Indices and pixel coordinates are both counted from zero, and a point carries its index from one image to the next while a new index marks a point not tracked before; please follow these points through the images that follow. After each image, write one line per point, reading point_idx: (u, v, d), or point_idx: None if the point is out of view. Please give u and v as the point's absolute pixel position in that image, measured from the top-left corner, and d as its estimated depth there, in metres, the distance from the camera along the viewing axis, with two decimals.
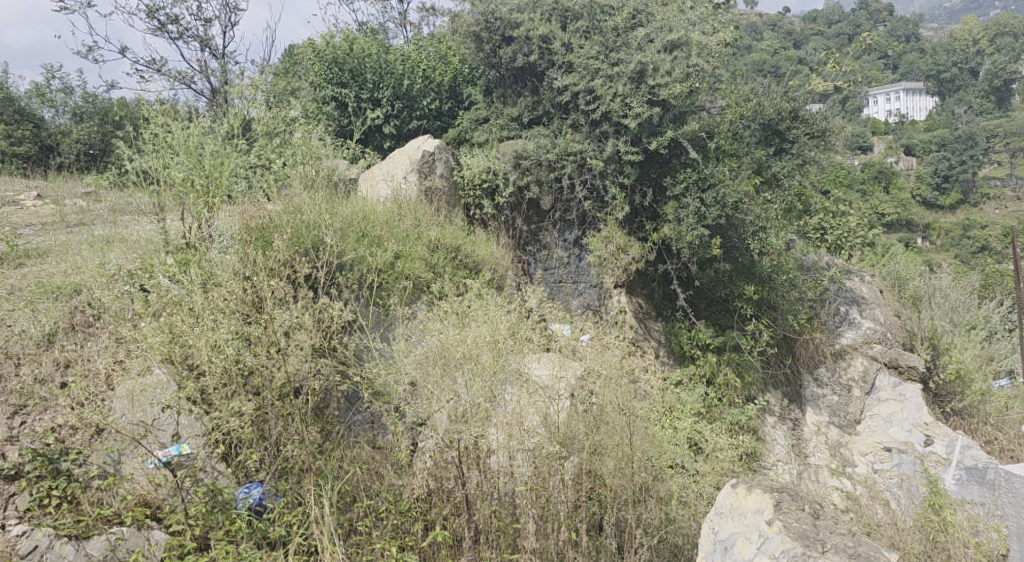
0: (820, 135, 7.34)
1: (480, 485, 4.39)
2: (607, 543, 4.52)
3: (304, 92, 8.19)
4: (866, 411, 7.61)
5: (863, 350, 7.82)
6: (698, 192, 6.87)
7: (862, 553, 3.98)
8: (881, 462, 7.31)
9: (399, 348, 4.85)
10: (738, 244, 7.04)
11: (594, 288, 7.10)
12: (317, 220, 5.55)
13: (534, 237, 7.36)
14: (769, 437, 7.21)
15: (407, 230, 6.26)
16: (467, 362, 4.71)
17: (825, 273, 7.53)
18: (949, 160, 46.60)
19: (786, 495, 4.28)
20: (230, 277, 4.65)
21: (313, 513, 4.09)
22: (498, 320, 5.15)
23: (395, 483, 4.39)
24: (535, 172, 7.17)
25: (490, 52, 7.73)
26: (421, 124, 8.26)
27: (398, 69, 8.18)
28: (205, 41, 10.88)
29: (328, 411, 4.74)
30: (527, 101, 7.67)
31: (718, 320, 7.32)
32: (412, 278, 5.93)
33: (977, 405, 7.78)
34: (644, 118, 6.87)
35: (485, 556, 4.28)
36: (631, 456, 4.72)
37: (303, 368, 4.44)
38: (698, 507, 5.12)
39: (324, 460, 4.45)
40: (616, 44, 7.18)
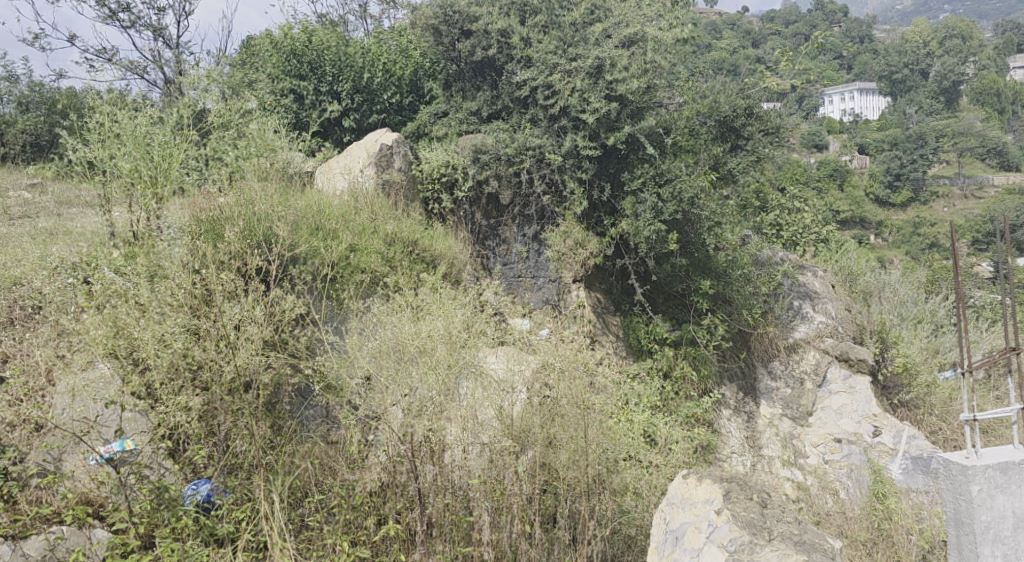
0: (774, 132, 7.47)
1: (435, 479, 4.36)
2: (560, 535, 4.55)
3: (262, 85, 8.07)
4: (819, 403, 7.75)
5: (816, 344, 7.91)
6: (655, 187, 6.89)
7: (807, 540, 4.07)
8: (831, 453, 7.48)
9: (352, 342, 4.79)
10: (694, 239, 7.08)
11: (553, 283, 7.10)
12: (269, 212, 5.47)
13: (492, 231, 7.36)
14: (724, 429, 7.28)
15: (364, 223, 6.22)
16: (421, 356, 4.64)
17: (779, 268, 7.72)
18: (902, 158, 47.43)
19: (734, 485, 4.35)
20: (179, 270, 4.58)
21: (263, 509, 4.04)
22: (452, 313, 5.10)
23: (348, 478, 4.36)
24: (494, 166, 7.16)
25: (449, 46, 7.69)
26: (381, 118, 8.20)
27: (358, 62, 8.10)
28: (158, 30, 10.66)
29: (280, 406, 4.71)
30: (486, 95, 7.65)
31: (674, 315, 7.35)
32: (368, 272, 5.89)
33: (923, 397, 8.03)
34: (602, 113, 6.90)
35: (438, 549, 4.25)
36: (584, 449, 4.73)
37: (254, 361, 4.36)
38: (651, 499, 5.18)
39: (275, 455, 4.38)
40: (574, 39, 7.19)
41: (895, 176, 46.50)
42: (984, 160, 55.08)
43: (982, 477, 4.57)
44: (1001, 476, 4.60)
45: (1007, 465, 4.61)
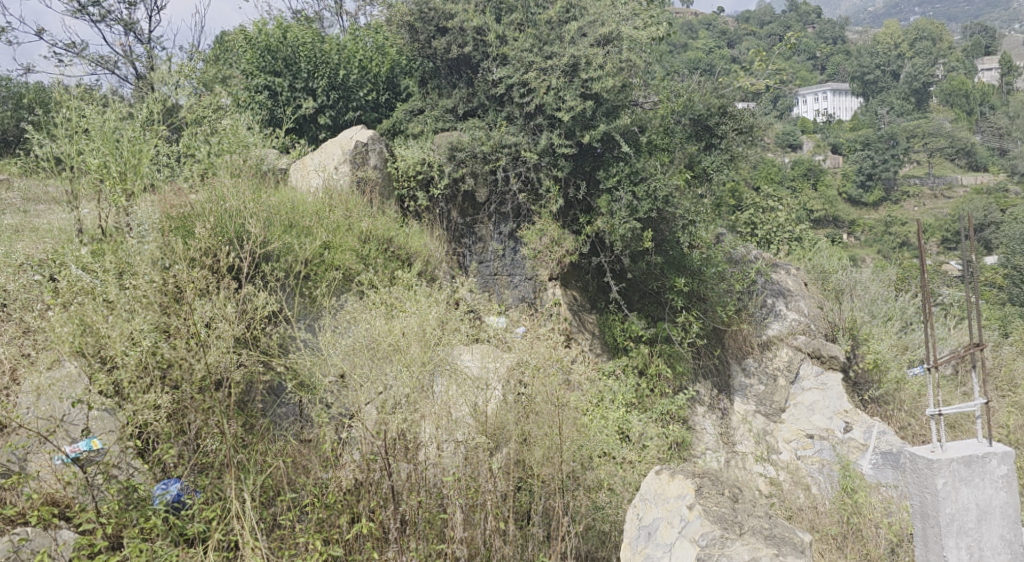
0: (747, 131, 7.52)
1: (409, 477, 4.36)
2: (534, 531, 4.57)
3: (235, 80, 7.98)
4: (791, 399, 7.82)
5: (788, 341, 8.03)
6: (630, 185, 6.92)
7: (777, 534, 4.14)
8: (803, 449, 7.51)
9: (325, 340, 4.74)
10: (669, 237, 7.11)
11: (529, 280, 7.13)
12: (240, 209, 5.43)
13: (468, 229, 7.35)
14: (698, 426, 7.29)
15: (338, 221, 6.19)
16: (395, 353, 4.59)
17: (752, 266, 7.80)
18: (874, 158, 47.94)
19: (706, 480, 4.38)
20: (148, 267, 4.52)
21: (234, 508, 4.02)
22: (426, 310, 5.07)
23: (321, 477, 4.33)
24: (471, 164, 7.15)
25: (425, 42, 7.65)
26: (357, 115, 8.15)
27: (333, 58, 8.06)
28: (129, 25, 10.54)
29: (252, 404, 4.70)
30: (461, 93, 7.62)
31: (649, 312, 7.38)
32: (342, 270, 5.86)
33: (892, 393, 8.05)
34: (578, 111, 6.91)
35: (411, 547, 4.23)
36: (559, 445, 4.72)
37: (225, 359, 4.34)
38: (625, 495, 5.22)
39: (246, 453, 4.36)
40: (548, 36, 7.22)
41: (868, 176, 47.16)
42: (953, 160, 55.99)
43: (946, 471, 4.35)
44: (967, 470, 4.36)
45: (972, 458, 4.37)
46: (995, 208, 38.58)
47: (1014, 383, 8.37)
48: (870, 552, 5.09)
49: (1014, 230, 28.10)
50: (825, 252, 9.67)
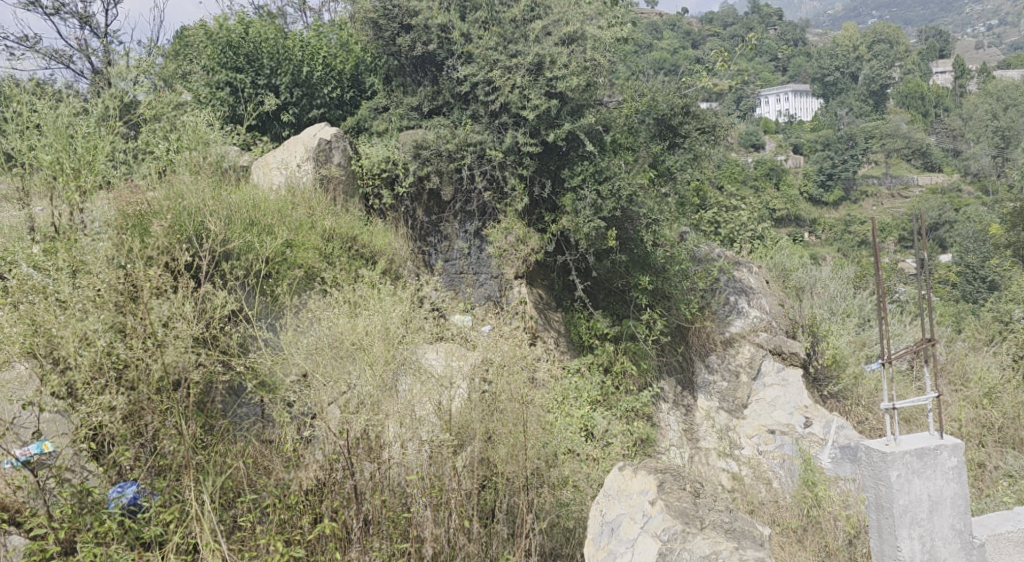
0: (709, 130, 7.65)
1: (372, 476, 4.32)
2: (499, 528, 4.58)
3: (196, 76, 7.87)
4: (752, 396, 7.92)
5: (750, 338, 8.18)
6: (594, 184, 6.95)
7: (737, 527, 4.21)
8: (765, 444, 7.53)
9: (287, 339, 4.76)
10: (634, 236, 7.16)
11: (495, 279, 7.13)
12: (198, 207, 5.40)
13: (434, 227, 7.33)
14: (662, 422, 7.27)
15: (301, 219, 6.14)
16: (359, 352, 4.62)
17: (716, 264, 7.89)
18: (833, 158, 48.78)
19: (668, 476, 4.46)
20: (103, 265, 4.44)
21: (193, 510, 3.97)
22: (389, 309, 5.06)
23: (283, 478, 4.27)
24: (436, 163, 7.14)
25: (389, 40, 7.61)
26: (321, 112, 8.10)
27: (297, 55, 7.99)
28: (85, 19, 10.34)
29: (212, 406, 4.63)
30: (426, 90, 7.58)
31: (614, 310, 7.42)
32: (304, 268, 5.85)
33: (851, 389, 8.26)
34: (542, 109, 6.94)
35: (375, 547, 4.21)
36: (523, 443, 4.76)
37: (183, 359, 4.29)
38: (590, 492, 5.24)
39: (205, 454, 4.31)
40: (514, 35, 7.28)
41: (828, 176, 48.45)
42: (910, 160, 57.21)
43: (899, 463, 4.39)
44: (919, 462, 4.39)
45: (924, 450, 4.41)
46: (949, 207, 39.53)
47: (966, 378, 8.58)
48: (829, 545, 5.20)
49: (966, 230, 28.83)
50: (787, 250, 9.87)
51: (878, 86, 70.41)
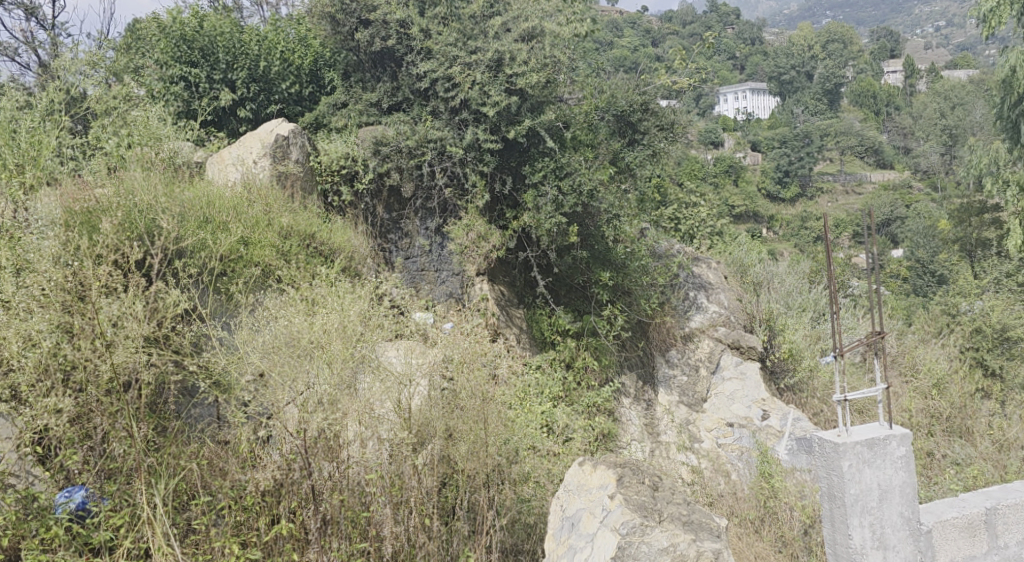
0: (668, 127, 7.63)
1: (331, 476, 4.28)
2: (459, 526, 4.55)
3: (149, 71, 7.70)
4: (711, 390, 8.04)
5: (709, 333, 8.31)
6: (555, 180, 6.97)
7: (695, 520, 4.25)
8: (724, 437, 7.60)
9: (243, 338, 4.70)
10: (594, 232, 7.18)
11: (456, 276, 7.10)
12: (151, 203, 5.27)
13: (395, 224, 7.28)
14: (624, 417, 7.31)
15: (257, 216, 6.06)
16: (317, 350, 4.56)
17: (675, 260, 7.96)
18: (789, 156, 49.45)
19: (627, 470, 4.48)
20: (49, 264, 4.33)
21: (145, 514, 3.90)
22: (347, 307, 5.02)
23: (239, 479, 4.21)
24: (395, 159, 7.07)
25: (347, 35, 7.53)
26: (279, 108, 8.01)
27: (253, 50, 7.88)
28: (31, 10, 10.08)
29: (165, 406, 4.55)
30: (386, 86, 7.51)
31: (575, 306, 7.42)
32: (261, 266, 5.79)
33: (807, 381, 8.40)
34: (502, 106, 6.93)
35: (333, 547, 4.18)
36: (484, 439, 4.74)
37: (133, 359, 4.18)
38: (550, 488, 5.24)
39: (158, 456, 4.23)
40: (473, 31, 7.21)
41: (785, 173, 49.22)
42: (863, 158, 58.42)
43: (851, 453, 4.35)
44: (869, 452, 4.37)
45: (875, 440, 4.39)
46: (899, 203, 40.49)
47: (916, 369, 8.77)
48: (785, 534, 5.29)
49: (916, 226, 29.57)
50: (745, 246, 10.02)
51: (832, 85, 71.73)
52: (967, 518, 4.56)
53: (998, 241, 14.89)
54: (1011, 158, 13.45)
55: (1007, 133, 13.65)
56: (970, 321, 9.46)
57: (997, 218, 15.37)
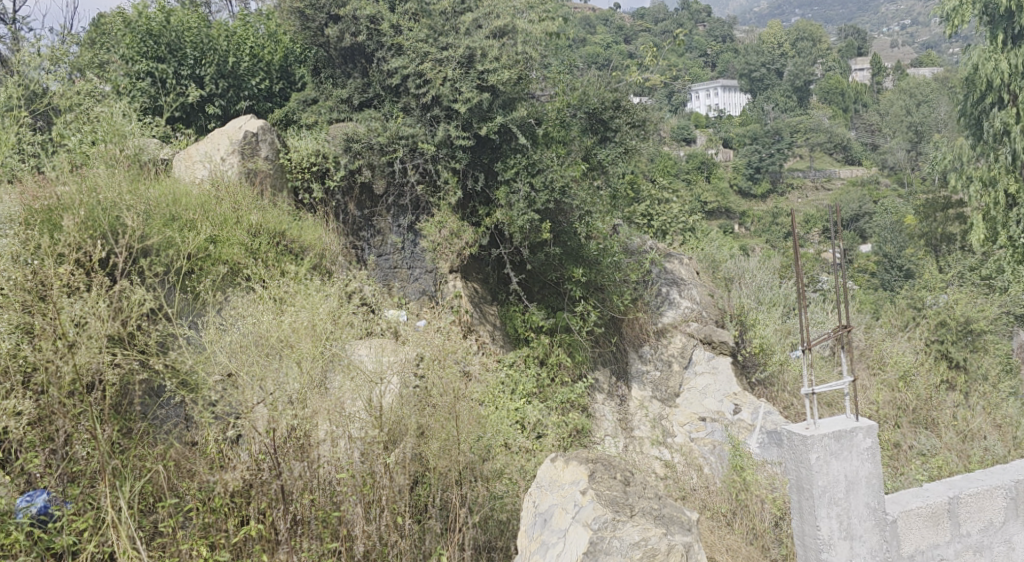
0: (640, 124, 7.69)
1: (301, 476, 4.24)
2: (431, 525, 4.53)
3: (114, 66, 7.56)
4: (684, 385, 8.05)
5: (682, 328, 8.33)
6: (527, 177, 6.97)
7: (666, 514, 4.30)
8: (697, 431, 7.66)
9: (210, 337, 4.63)
10: (567, 228, 7.14)
11: (430, 273, 7.06)
12: (116, 201, 5.20)
13: (367, 222, 7.23)
14: (598, 413, 7.32)
15: (225, 213, 6.01)
16: (286, 349, 4.53)
17: (648, 256, 7.97)
18: (760, 153, 49.92)
19: (599, 466, 4.50)
20: (9, 263, 4.27)
21: (109, 517, 3.84)
22: (317, 305, 4.96)
23: (207, 480, 4.15)
24: (367, 156, 7.02)
25: (317, 30, 7.44)
26: (249, 105, 7.94)
27: (222, 45, 7.77)
28: None
29: (131, 408, 4.47)
30: (356, 83, 7.44)
31: (549, 303, 7.41)
32: (229, 264, 5.74)
33: (777, 375, 8.49)
34: (474, 103, 6.90)
35: (304, 548, 4.13)
36: (456, 436, 4.72)
37: (97, 360, 4.11)
38: (523, 484, 5.22)
39: (122, 458, 4.17)
40: (444, 27, 7.17)
41: (756, 169, 49.67)
42: (831, 155, 59.16)
43: (818, 446, 4.37)
44: (837, 444, 4.40)
45: (842, 432, 4.42)
46: (867, 199, 41.07)
47: (883, 362, 8.89)
48: (756, 527, 5.32)
49: (883, 221, 30.06)
50: (716, 243, 10.19)
51: (802, 82, 72.50)
52: (931, 508, 4.56)
53: (962, 236, 15.15)
54: (974, 153, 13.67)
55: (969, 130, 13.87)
56: (935, 314, 9.62)
57: (961, 213, 15.63)
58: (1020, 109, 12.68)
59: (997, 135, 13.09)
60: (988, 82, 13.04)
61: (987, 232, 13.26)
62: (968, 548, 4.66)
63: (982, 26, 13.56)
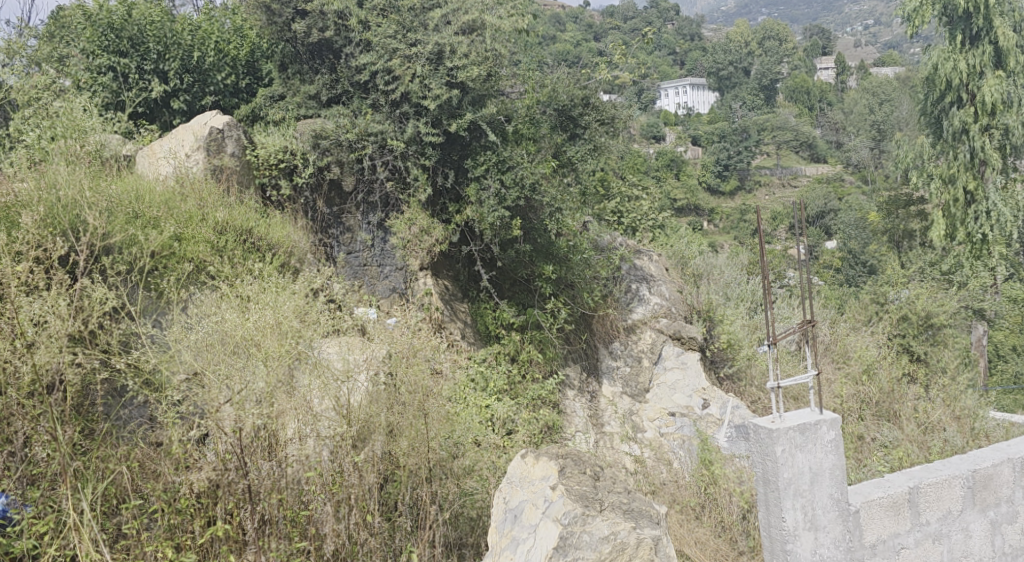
0: (609, 122, 7.81)
1: (269, 476, 4.19)
2: (401, 522, 4.52)
3: (74, 60, 7.44)
4: (654, 380, 8.07)
5: (651, 324, 8.42)
6: (497, 173, 6.94)
7: (635, 508, 4.33)
8: (666, 426, 7.60)
9: (175, 336, 4.55)
10: (537, 225, 7.16)
11: (400, 271, 7.01)
12: (75, 198, 5.11)
13: (336, 219, 7.15)
14: (569, 409, 7.32)
15: (190, 211, 5.94)
16: (252, 347, 4.47)
17: (617, 253, 7.98)
18: (728, 151, 50.39)
19: (568, 461, 4.53)
20: None
21: (72, 519, 3.79)
22: (282, 302, 4.88)
23: (172, 481, 4.09)
24: (335, 152, 6.97)
25: (283, 25, 7.33)
26: (215, 100, 7.81)
27: (185, 40, 7.68)
28: None
29: (93, 409, 4.40)
30: (324, 78, 7.33)
31: (519, 300, 7.41)
32: (194, 262, 5.66)
33: (744, 369, 8.59)
34: (443, 99, 6.85)
35: (272, 548, 4.09)
36: (425, 434, 4.69)
37: (56, 360, 4.03)
38: (494, 481, 5.20)
39: (84, 459, 4.11)
40: (413, 23, 7.07)
41: (724, 167, 50.18)
42: (797, 153, 59.91)
43: (784, 439, 4.41)
44: (802, 437, 4.45)
45: (806, 425, 4.47)
46: (832, 197, 41.65)
47: (848, 356, 9.02)
48: (725, 519, 5.39)
49: (846, 219, 30.62)
50: (685, 239, 10.22)
51: (769, 81, 73.21)
52: (893, 498, 4.62)
53: (921, 234, 15.50)
54: (934, 152, 13.89)
55: (930, 129, 14.12)
56: (896, 308, 9.87)
57: (922, 209, 15.85)
58: (977, 108, 12.97)
59: (956, 134, 13.34)
60: (947, 82, 13.25)
61: (944, 229, 13.62)
62: (928, 536, 4.74)
63: (941, 28, 13.76)
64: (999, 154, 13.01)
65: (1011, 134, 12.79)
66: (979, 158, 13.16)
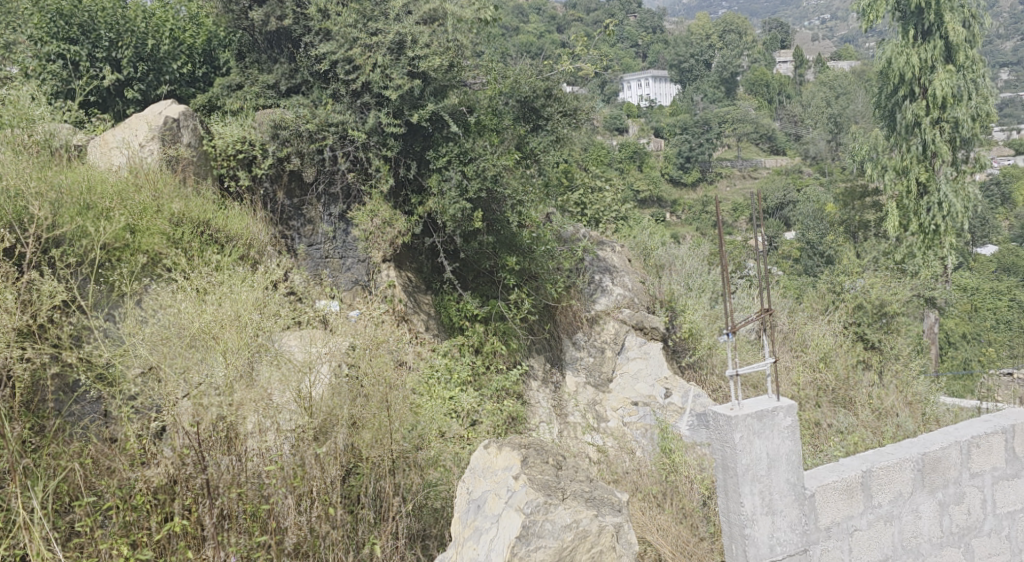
0: (571, 113, 7.84)
1: (229, 470, 4.14)
2: (364, 514, 4.48)
3: (22, 47, 7.29)
4: (617, 369, 8.14)
5: (614, 315, 8.45)
6: (460, 165, 6.90)
7: (597, 496, 4.35)
8: (629, 415, 7.58)
9: (129, 329, 4.45)
10: (500, 217, 7.10)
11: (362, 263, 6.95)
12: (24, 189, 4.99)
13: (296, 211, 7.03)
14: (532, 400, 7.32)
15: (144, 202, 5.84)
16: (210, 340, 4.43)
17: (580, 244, 7.99)
18: (690, 143, 50.92)
19: (531, 451, 4.53)
20: None
21: (21, 518, 3.72)
22: (240, 294, 4.80)
23: (128, 477, 4.03)
24: (296, 144, 6.85)
25: (240, 13, 7.22)
26: (171, 89, 7.66)
27: (139, 27, 7.47)
28: None
29: (44, 404, 4.31)
30: (283, 68, 7.21)
31: (483, 292, 7.38)
32: (149, 254, 5.59)
33: (706, 358, 8.69)
34: (405, 90, 6.78)
35: (232, 542, 4.05)
36: (388, 426, 4.65)
37: (4, 354, 3.95)
38: (458, 472, 5.17)
39: (35, 456, 4.04)
40: (373, 13, 6.95)
41: (686, 159, 50.61)
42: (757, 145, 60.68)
43: (741, 426, 4.47)
44: (759, 423, 4.50)
45: (764, 412, 4.53)
46: (791, 189, 42.29)
47: (805, 344, 9.14)
48: (686, 506, 5.43)
49: (805, 210, 31.04)
50: (648, 229, 10.31)
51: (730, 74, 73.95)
52: (847, 481, 4.71)
53: (877, 224, 15.79)
54: (889, 144, 14.11)
55: (884, 121, 14.33)
56: (852, 297, 10.05)
57: (876, 201, 16.17)
58: (929, 101, 13.20)
59: (909, 127, 13.61)
60: (900, 75, 13.46)
61: (899, 219, 13.86)
62: (879, 518, 4.83)
63: (894, 22, 14.00)
64: (949, 147, 13.29)
65: (961, 128, 13.09)
66: (931, 150, 13.42)
